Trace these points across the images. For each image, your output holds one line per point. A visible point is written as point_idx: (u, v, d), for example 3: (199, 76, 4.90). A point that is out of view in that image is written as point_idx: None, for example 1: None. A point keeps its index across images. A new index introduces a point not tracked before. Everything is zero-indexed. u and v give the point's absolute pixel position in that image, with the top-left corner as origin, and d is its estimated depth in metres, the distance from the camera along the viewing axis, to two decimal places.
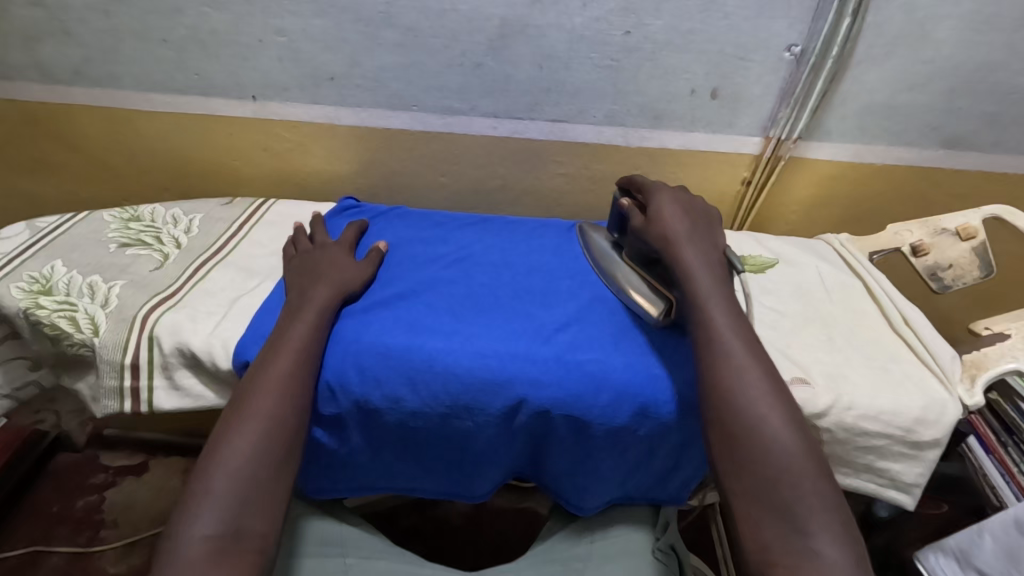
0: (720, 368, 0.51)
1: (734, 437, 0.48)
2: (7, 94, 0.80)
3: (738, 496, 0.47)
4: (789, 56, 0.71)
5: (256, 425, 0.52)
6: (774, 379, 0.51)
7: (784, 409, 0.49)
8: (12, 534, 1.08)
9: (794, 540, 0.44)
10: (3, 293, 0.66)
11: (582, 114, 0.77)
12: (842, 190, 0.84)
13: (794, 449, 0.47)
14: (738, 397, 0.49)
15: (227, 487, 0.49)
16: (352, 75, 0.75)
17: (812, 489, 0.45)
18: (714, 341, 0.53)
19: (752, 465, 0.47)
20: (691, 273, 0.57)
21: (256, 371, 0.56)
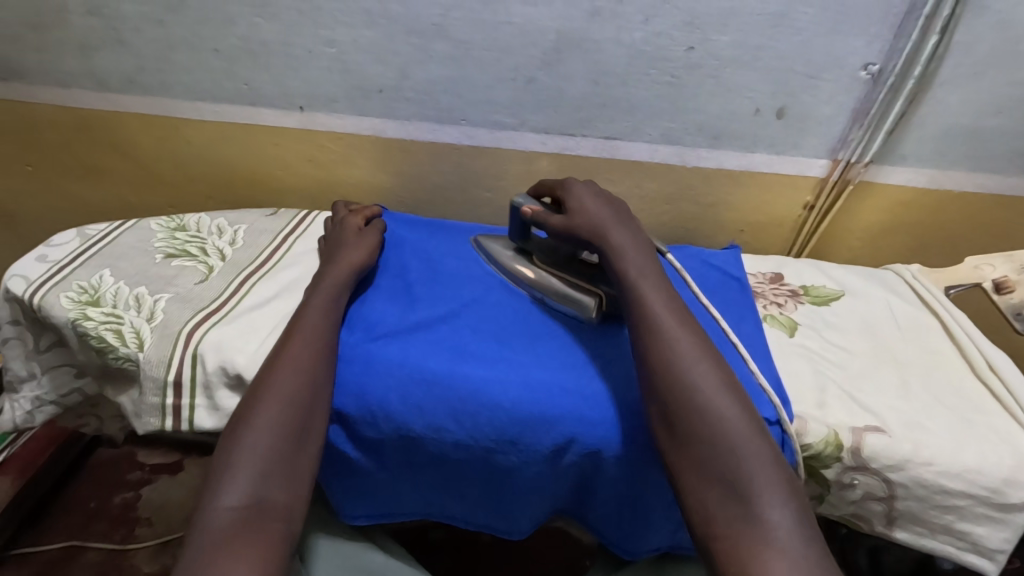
0: (657, 340, 0.50)
1: (672, 410, 0.47)
2: (62, 101, 0.81)
3: (682, 462, 0.45)
4: (865, 75, 0.66)
5: (275, 399, 0.52)
6: (710, 347, 0.50)
7: (719, 373, 0.48)
8: (52, 527, 1.10)
9: (737, 500, 0.42)
10: (52, 302, 0.67)
11: (637, 131, 0.74)
12: (915, 217, 0.78)
13: (734, 413, 0.46)
14: (676, 365, 0.49)
15: (253, 456, 0.48)
16: (401, 87, 0.73)
17: (756, 454, 0.44)
18: (647, 314, 0.52)
19: (690, 433, 0.46)
20: (622, 255, 0.57)
21: (276, 357, 0.56)
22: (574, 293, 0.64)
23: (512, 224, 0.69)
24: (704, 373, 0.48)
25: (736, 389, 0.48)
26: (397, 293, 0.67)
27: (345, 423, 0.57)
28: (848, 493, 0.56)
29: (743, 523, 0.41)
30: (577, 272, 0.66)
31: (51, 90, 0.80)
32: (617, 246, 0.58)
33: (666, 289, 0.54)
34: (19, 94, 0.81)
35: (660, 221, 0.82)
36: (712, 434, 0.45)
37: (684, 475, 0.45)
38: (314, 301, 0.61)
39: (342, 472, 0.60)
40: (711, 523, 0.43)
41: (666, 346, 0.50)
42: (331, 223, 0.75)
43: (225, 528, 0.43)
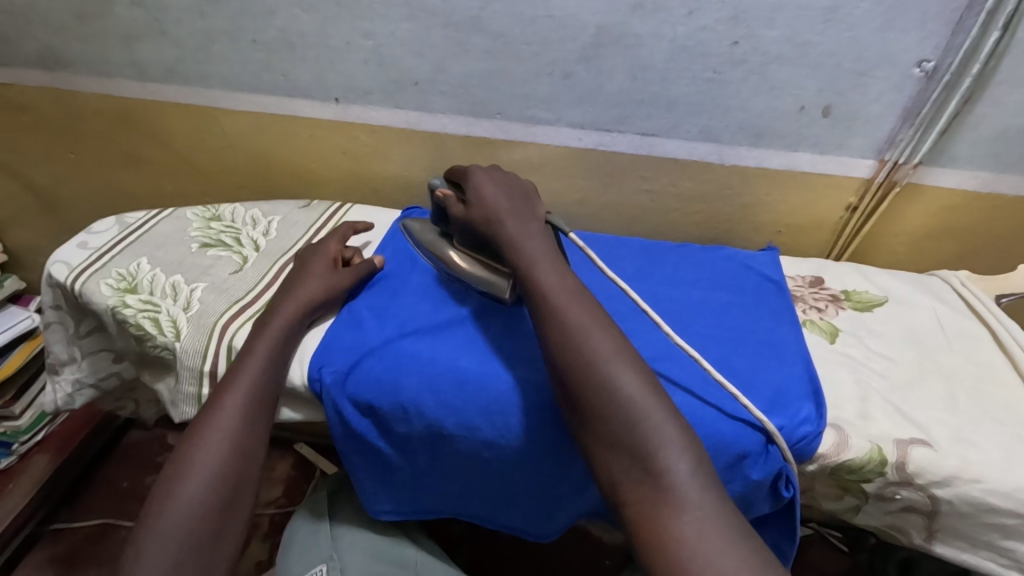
0: (552, 319, 0.51)
1: (570, 385, 0.48)
2: (104, 90, 0.82)
3: (590, 436, 0.47)
4: (919, 73, 0.63)
5: (197, 476, 0.51)
6: (603, 318, 0.51)
7: (613, 344, 0.49)
8: (87, 504, 1.14)
9: (639, 464, 0.44)
10: (93, 288, 0.68)
11: (675, 128, 0.72)
12: (964, 221, 0.75)
13: (632, 383, 0.47)
14: (572, 344, 0.49)
15: (167, 543, 0.47)
16: (437, 80, 0.73)
17: (655, 418, 0.45)
18: (540, 296, 0.53)
19: (592, 407, 0.46)
20: (515, 244, 0.57)
21: (200, 416, 0.55)
22: (491, 277, 0.63)
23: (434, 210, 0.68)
24: (599, 340, 0.49)
25: (630, 352, 0.49)
26: (428, 287, 0.67)
27: (377, 417, 0.58)
28: (887, 504, 0.54)
29: (648, 486, 0.43)
30: (492, 256, 0.64)
31: (94, 79, 0.81)
32: (513, 233, 0.57)
33: (559, 266, 0.55)
34: (64, 83, 0.83)
35: (696, 220, 0.80)
36: (612, 406, 0.46)
37: (592, 447, 0.47)
38: (268, 327, 0.60)
39: (376, 465, 0.61)
40: (619, 489, 0.45)
41: (563, 326, 0.50)
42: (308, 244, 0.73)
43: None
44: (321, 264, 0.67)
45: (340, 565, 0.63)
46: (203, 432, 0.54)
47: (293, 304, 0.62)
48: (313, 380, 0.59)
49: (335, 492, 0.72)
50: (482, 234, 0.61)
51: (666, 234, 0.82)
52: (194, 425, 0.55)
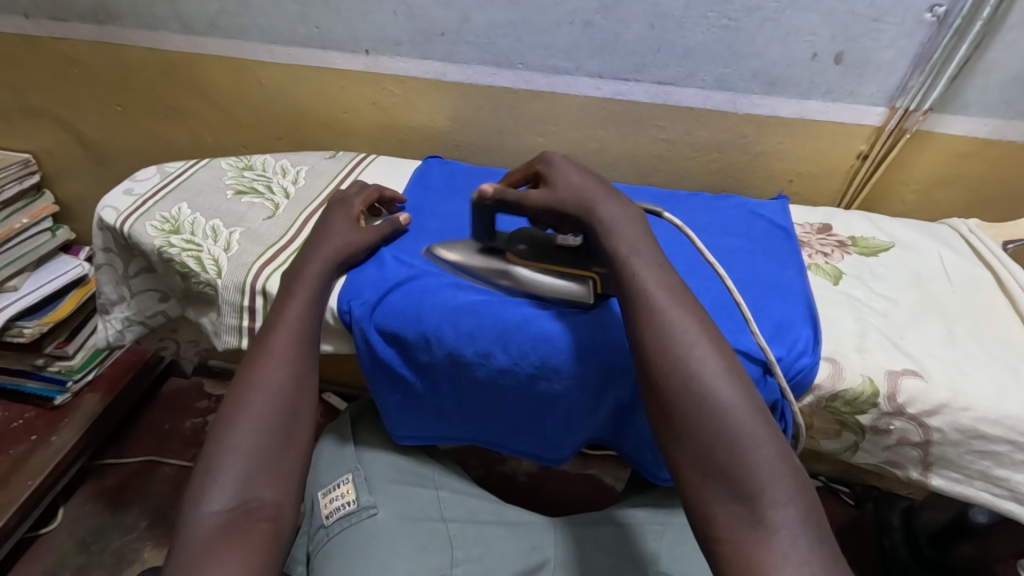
0: (652, 324, 0.48)
1: (669, 400, 0.45)
2: (150, 44, 0.88)
3: (684, 458, 0.43)
4: (930, 18, 0.65)
5: (259, 402, 0.53)
6: (709, 329, 0.48)
7: (720, 360, 0.46)
8: (132, 443, 1.23)
9: (739, 500, 0.40)
10: (140, 230, 0.74)
11: (690, 77, 0.75)
12: (975, 169, 0.77)
13: (738, 406, 0.43)
14: (672, 353, 0.46)
15: (239, 458, 0.50)
16: (463, 31, 0.77)
17: (762, 448, 0.42)
18: (638, 295, 0.50)
19: (692, 426, 0.43)
20: (611, 232, 0.54)
21: (257, 350, 0.58)
22: (566, 282, 0.62)
23: (478, 224, 0.66)
24: (707, 354, 0.46)
25: (738, 371, 0.46)
26: (443, 235, 0.72)
27: (402, 345, 0.62)
28: (883, 438, 0.57)
29: (748, 526, 0.39)
30: (561, 259, 0.63)
31: (141, 33, 0.87)
32: (609, 222, 0.55)
33: (660, 265, 0.52)
34: (113, 37, 0.88)
35: (709, 169, 0.83)
36: (712, 425, 0.43)
37: (684, 472, 0.43)
38: (307, 262, 0.64)
39: (400, 394, 0.66)
40: (712, 522, 0.41)
41: (664, 334, 0.47)
42: (331, 200, 0.72)
43: (213, 534, 0.45)
44: (353, 207, 0.70)
45: (364, 474, 0.67)
46: (261, 364, 0.56)
47: (322, 240, 0.66)
48: (343, 311, 0.63)
49: (358, 416, 0.76)
50: (569, 220, 0.59)
51: (680, 183, 0.85)
52: (250, 361, 0.57)
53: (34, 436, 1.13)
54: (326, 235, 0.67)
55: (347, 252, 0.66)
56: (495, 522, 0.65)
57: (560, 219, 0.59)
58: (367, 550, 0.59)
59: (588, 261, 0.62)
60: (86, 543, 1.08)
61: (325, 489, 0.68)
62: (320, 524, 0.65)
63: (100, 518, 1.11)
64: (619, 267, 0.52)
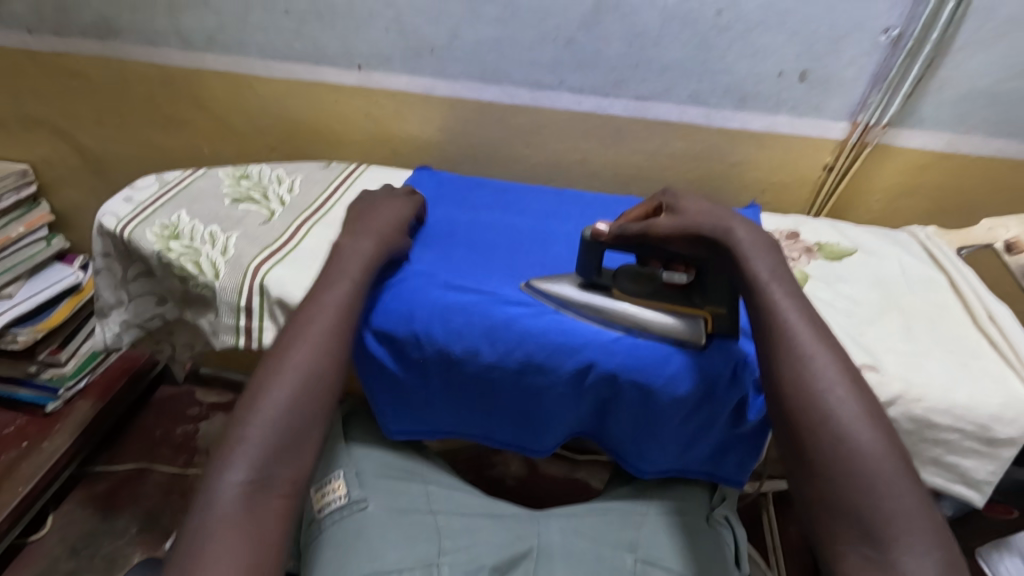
0: (795, 359, 0.52)
1: (807, 437, 0.49)
2: (151, 59, 0.91)
3: (819, 495, 0.48)
4: (885, 39, 0.70)
5: (294, 380, 0.56)
6: (851, 372, 0.52)
7: (861, 405, 0.50)
8: (124, 449, 1.25)
9: (873, 542, 0.45)
10: (140, 235, 0.77)
11: (667, 92, 0.79)
12: (933, 180, 0.82)
13: (874, 450, 0.48)
14: (813, 392, 0.50)
15: (268, 432, 0.53)
16: (452, 47, 0.81)
17: (900, 497, 0.46)
18: (780, 329, 0.54)
19: (830, 468, 0.48)
20: (748, 258, 0.58)
21: (299, 324, 0.59)
22: (677, 320, 0.61)
23: (586, 262, 0.65)
24: (848, 400, 0.50)
25: (879, 418, 0.50)
26: (437, 237, 0.75)
27: (394, 343, 0.65)
28: None
29: (877, 567, 0.44)
30: (671, 296, 0.63)
31: (142, 48, 0.90)
32: (748, 249, 0.59)
33: (800, 302, 0.56)
34: (114, 51, 0.91)
35: (684, 180, 0.87)
36: (848, 465, 0.47)
37: (816, 510, 0.48)
38: (343, 245, 0.67)
39: (393, 392, 0.69)
40: (841, 560, 0.46)
41: (805, 372, 0.51)
42: (363, 203, 0.74)
43: (233, 507, 0.49)
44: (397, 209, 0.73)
45: (356, 470, 0.70)
46: (300, 339, 0.58)
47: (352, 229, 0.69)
48: None
49: (349, 414, 0.78)
50: (703, 246, 0.62)
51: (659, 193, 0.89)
52: (287, 335, 0.59)
53: (26, 442, 1.14)
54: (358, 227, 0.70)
55: (386, 239, 0.68)
56: (480, 514, 0.67)
57: (694, 246, 0.62)
58: (359, 543, 0.62)
59: (700, 299, 0.62)
60: (76, 548, 1.09)
61: (318, 484, 0.70)
62: (314, 517, 0.68)
63: (90, 523, 1.12)
64: (760, 294, 0.56)
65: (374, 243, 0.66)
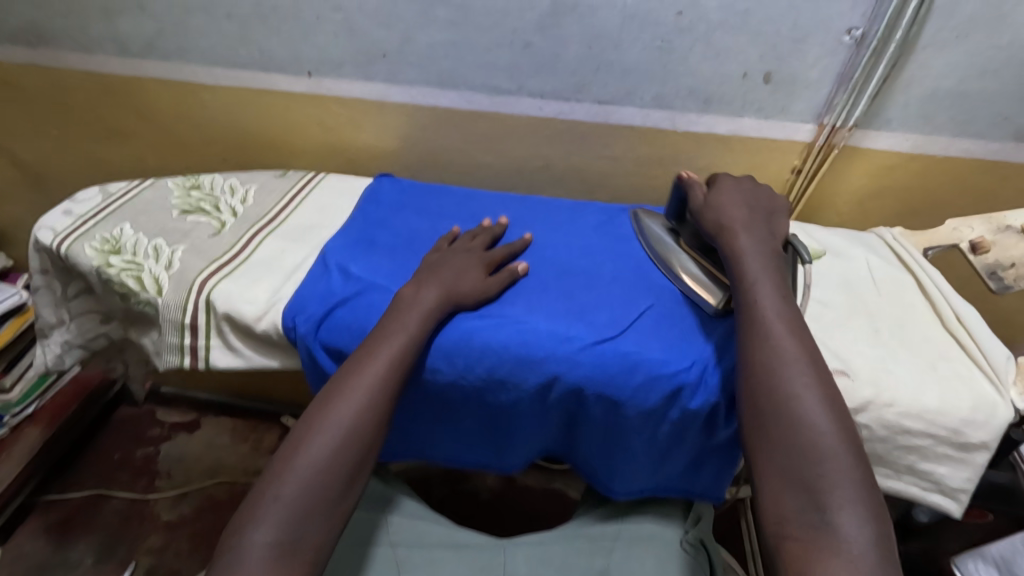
0: (759, 344, 0.51)
1: (763, 416, 0.48)
2: (87, 67, 0.85)
3: (768, 468, 0.46)
4: (848, 40, 0.68)
5: (326, 436, 0.52)
6: (817, 363, 0.50)
7: (823, 394, 0.48)
8: (80, 476, 1.19)
9: (813, 510, 0.43)
10: (77, 251, 0.69)
11: (630, 95, 0.77)
12: (901, 180, 0.81)
13: (830, 434, 0.46)
14: (776, 378, 0.49)
15: (296, 494, 0.49)
16: (405, 51, 0.77)
17: (844, 466, 0.44)
18: (756, 316, 0.52)
19: (782, 442, 0.46)
20: (739, 259, 0.57)
21: (347, 370, 0.55)
22: (705, 281, 0.62)
23: (673, 205, 0.70)
24: (807, 384, 0.48)
25: (838, 404, 0.48)
26: (396, 248, 0.71)
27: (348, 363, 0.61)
28: None
29: (819, 530, 0.43)
30: (715, 262, 0.64)
31: (76, 55, 0.85)
32: (741, 249, 0.57)
33: (783, 295, 0.54)
34: (46, 58, 0.86)
35: (651, 184, 0.85)
36: (801, 445, 0.46)
37: (763, 480, 0.46)
38: (417, 278, 0.62)
39: None
40: (785, 530, 0.44)
41: (770, 350, 0.50)
42: (456, 250, 0.67)
43: (261, 565, 0.46)
44: (486, 257, 0.65)
45: None
46: (345, 386, 0.54)
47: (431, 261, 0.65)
48: (288, 328, 0.62)
49: None
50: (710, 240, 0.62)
51: (626, 197, 0.87)
52: (334, 383, 0.55)
53: None
54: (431, 273, 0.62)
55: (457, 290, 0.60)
56: (446, 545, 0.64)
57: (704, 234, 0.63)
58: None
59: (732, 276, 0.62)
60: None
61: None
62: None
63: (43, 556, 1.07)
64: (744, 291, 0.55)
65: (442, 288, 0.60)
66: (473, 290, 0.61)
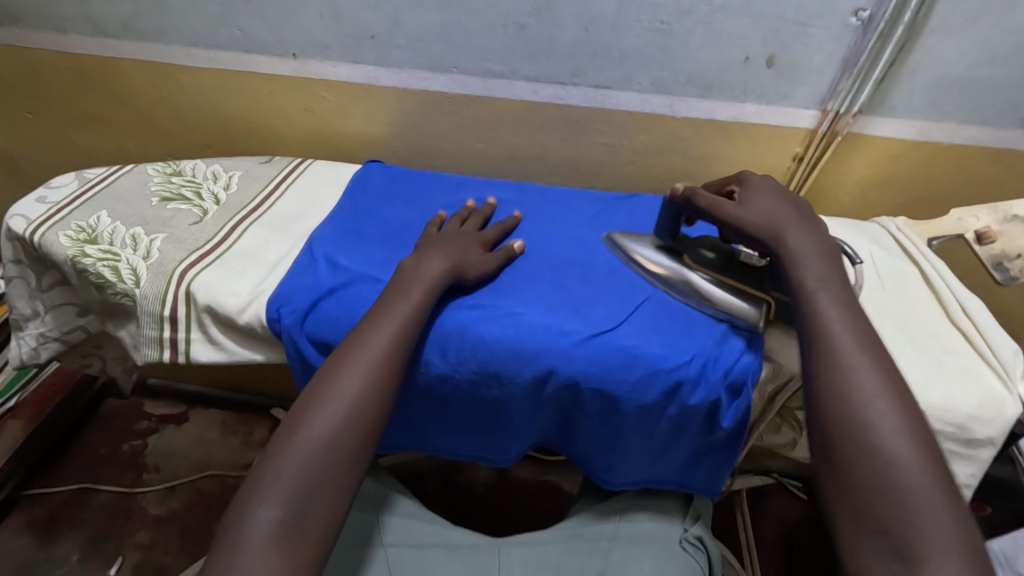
0: (827, 366, 0.46)
1: (837, 451, 0.43)
2: (60, 48, 0.82)
3: (845, 511, 0.41)
4: (855, 22, 0.65)
5: (331, 408, 0.48)
6: (899, 387, 0.45)
7: (908, 425, 0.43)
8: (63, 470, 1.16)
9: (898, 560, 0.38)
10: (51, 240, 0.66)
11: (627, 80, 0.74)
12: (904, 169, 0.79)
13: (917, 473, 0.41)
14: (852, 407, 0.44)
15: (298, 471, 0.45)
16: (393, 33, 0.74)
17: (936, 513, 0.39)
18: (821, 333, 0.47)
19: (861, 482, 0.41)
20: (798, 263, 0.51)
21: (350, 343, 0.52)
22: (740, 301, 0.57)
23: (663, 222, 0.62)
24: (888, 414, 0.43)
25: (925, 437, 0.42)
26: (386, 237, 0.68)
27: None
28: None
29: None
30: (739, 275, 0.58)
31: (49, 35, 0.81)
32: (798, 254, 0.51)
33: (850, 306, 0.49)
34: (17, 39, 0.82)
35: (649, 172, 0.83)
36: (881, 485, 0.40)
37: (842, 524, 0.41)
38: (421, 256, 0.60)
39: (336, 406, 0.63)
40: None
41: (843, 376, 0.45)
42: (453, 229, 0.65)
43: (263, 547, 0.42)
44: (483, 236, 0.65)
45: None
46: (348, 358, 0.51)
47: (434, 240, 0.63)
48: (272, 320, 0.59)
49: None
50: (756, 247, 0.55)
51: (623, 185, 0.85)
52: (334, 358, 0.51)
53: None
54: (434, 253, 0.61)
55: (456, 271, 0.58)
56: (439, 545, 0.62)
57: (746, 243, 0.55)
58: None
59: (767, 284, 0.56)
60: None
61: None
62: None
63: (27, 553, 1.04)
64: (802, 302, 0.49)
65: (447, 260, 0.59)
66: (477, 264, 0.60)
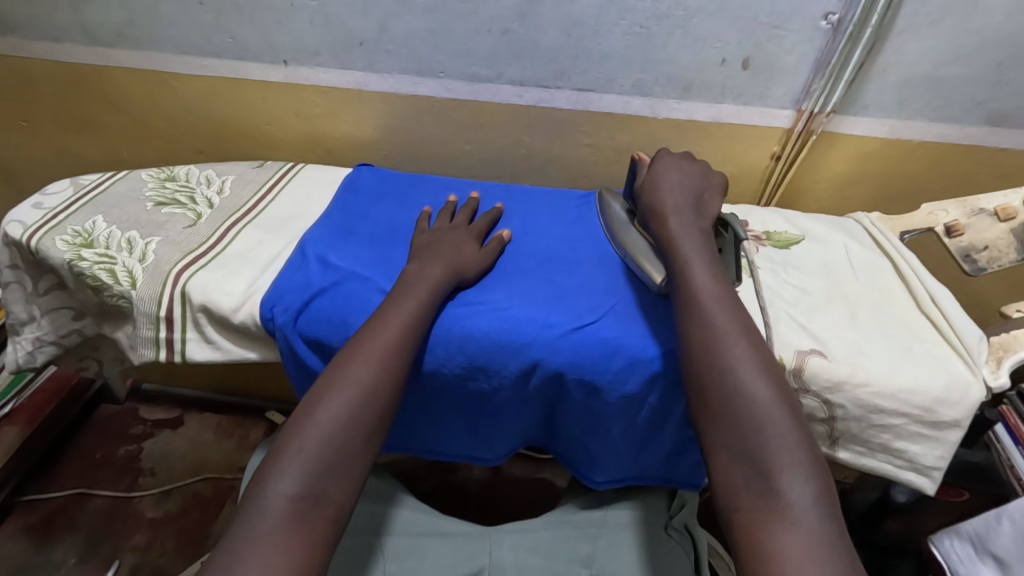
0: (696, 321, 0.53)
1: (708, 393, 0.50)
2: (56, 57, 0.83)
3: (716, 444, 0.49)
4: (826, 25, 0.68)
5: (349, 392, 0.51)
6: (753, 339, 0.53)
7: (758, 361, 0.51)
8: (59, 476, 1.17)
9: (757, 475, 0.46)
10: (47, 244, 0.67)
11: (609, 83, 0.77)
12: (877, 165, 0.82)
13: (770, 402, 0.49)
14: (715, 354, 0.51)
15: (313, 456, 0.48)
16: (382, 39, 0.76)
17: (785, 435, 0.47)
18: (693, 298, 0.55)
19: (728, 418, 0.49)
20: (676, 240, 0.60)
21: (362, 337, 0.54)
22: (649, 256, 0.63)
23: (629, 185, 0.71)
24: (745, 360, 0.51)
25: (778, 378, 0.51)
26: (378, 237, 0.70)
27: (327, 352, 0.61)
28: None
29: (766, 498, 0.45)
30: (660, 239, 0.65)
31: (44, 45, 0.83)
32: (673, 230, 0.60)
33: (715, 273, 0.57)
34: (13, 48, 0.84)
35: None
36: (743, 417, 0.48)
37: (714, 456, 0.49)
38: (422, 256, 0.63)
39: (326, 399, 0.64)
40: (736, 497, 0.47)
41: (710, 332, 0.52)
42: (443, 227, 0.68)
43: (280, 521, 0.45)
44: (474, 231, 0.67)
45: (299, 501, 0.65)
46: (358, 356, 0.52)
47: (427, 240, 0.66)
48: (266, 319, 0.61)
49: None
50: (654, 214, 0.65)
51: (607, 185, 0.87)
52: (343, 355, 0.53)
53: None
54: (428, 255, 0.63)
55: (449, 272, 0.60)
56: (430, 533, 0.64)
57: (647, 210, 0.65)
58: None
59: None
60: None
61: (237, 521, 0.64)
62: None
63: (25, 556, 1.05)
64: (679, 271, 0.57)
65: (447, 263, 0.61)
66: (471, 263, 0.63)
